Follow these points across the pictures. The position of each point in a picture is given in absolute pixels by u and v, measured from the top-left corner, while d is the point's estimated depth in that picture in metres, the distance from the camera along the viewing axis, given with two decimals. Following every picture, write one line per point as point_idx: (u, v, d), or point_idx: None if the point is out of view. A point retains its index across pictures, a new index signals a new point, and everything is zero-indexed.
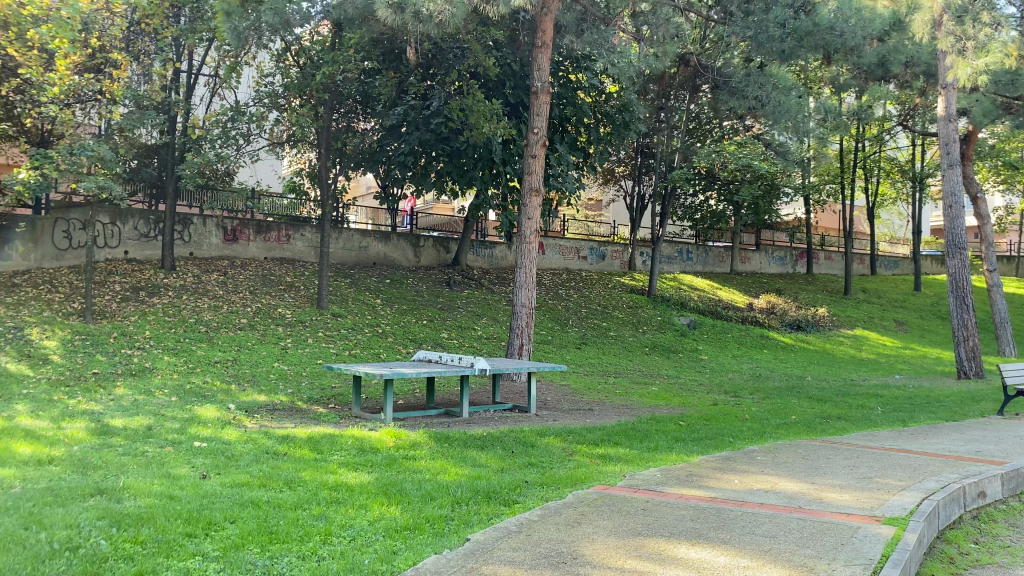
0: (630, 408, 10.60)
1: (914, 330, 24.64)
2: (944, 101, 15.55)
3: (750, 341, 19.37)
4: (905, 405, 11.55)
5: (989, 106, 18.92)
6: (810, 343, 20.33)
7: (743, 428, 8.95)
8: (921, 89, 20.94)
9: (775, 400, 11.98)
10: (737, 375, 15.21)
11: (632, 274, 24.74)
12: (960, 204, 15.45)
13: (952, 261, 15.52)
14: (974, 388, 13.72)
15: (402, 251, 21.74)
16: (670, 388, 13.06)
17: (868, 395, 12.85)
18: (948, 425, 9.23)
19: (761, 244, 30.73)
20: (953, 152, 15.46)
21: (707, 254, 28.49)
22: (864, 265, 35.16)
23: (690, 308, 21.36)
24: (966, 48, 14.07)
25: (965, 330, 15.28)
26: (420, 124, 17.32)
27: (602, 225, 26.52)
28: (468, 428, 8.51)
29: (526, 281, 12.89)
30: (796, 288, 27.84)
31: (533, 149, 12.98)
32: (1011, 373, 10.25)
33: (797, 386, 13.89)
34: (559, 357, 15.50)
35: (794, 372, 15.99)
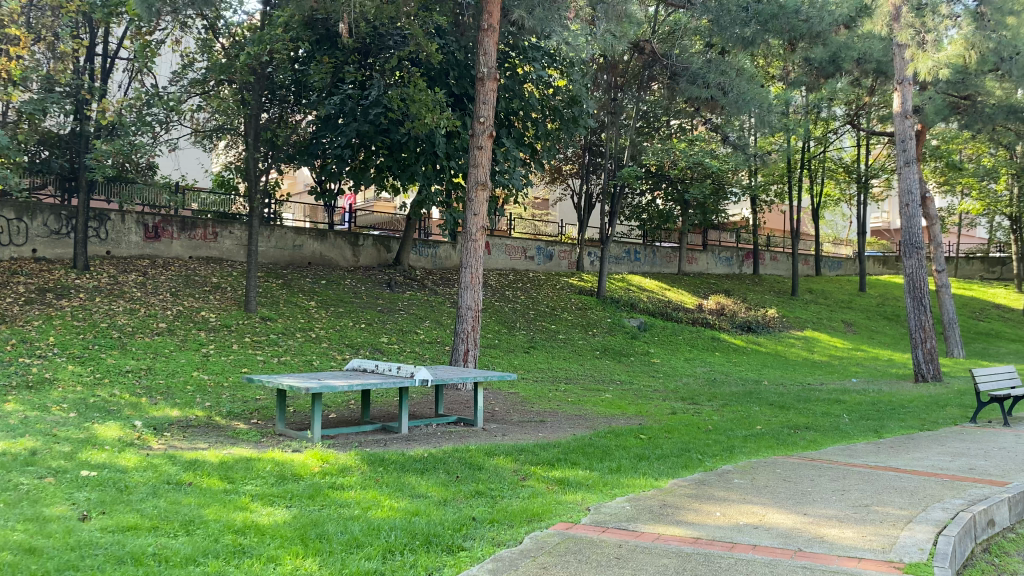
0: (584, 420, 9.72)
1: (862, 331, 24.43)
2: (901, 97, 15.11)
3: (702, 344, 18.74)
4: (871, 412, 10.93)
5: (941, 104, 18.70)
6: (762, 345, 19.83)
7: (711, 442, 8.15)
8: (871, 87, 20.66)
9: (737, 407, 11.26)
10: (692, 379, 14.50)
11: (581, 274, 24.01)
12: (916, 204, 15.07)
13: (909, 261, 15.12)
14: (936, 392, 13.24)
15: (340, 250, 20.58)
16: (624, 395, 12.25)
17: (829, 401, 12.22)
18: (925, 435, 8.60)
19: (708, 244, 30.35)
20: (910, 150, 15.07)
21: (655, 254, 27.92)
22: (808, 266, 35.13)
23: (640, 310, 20.70)
24: (925, 41, 13.64)
25: (922, 332, 14.89)
26: (357, 115, 16.13)
27: (549, 225, 25.77)
28: (407, 448, 7.55)
29: (472, 282, 11.94)
30: (744, 289, 27.48)
31: (479, 140, 12.03)
32: (983, 378, 9.70)
33: (756, 391, 13.25)
34: (506, 363, 14.60)
35: (750, 377, 15.35)
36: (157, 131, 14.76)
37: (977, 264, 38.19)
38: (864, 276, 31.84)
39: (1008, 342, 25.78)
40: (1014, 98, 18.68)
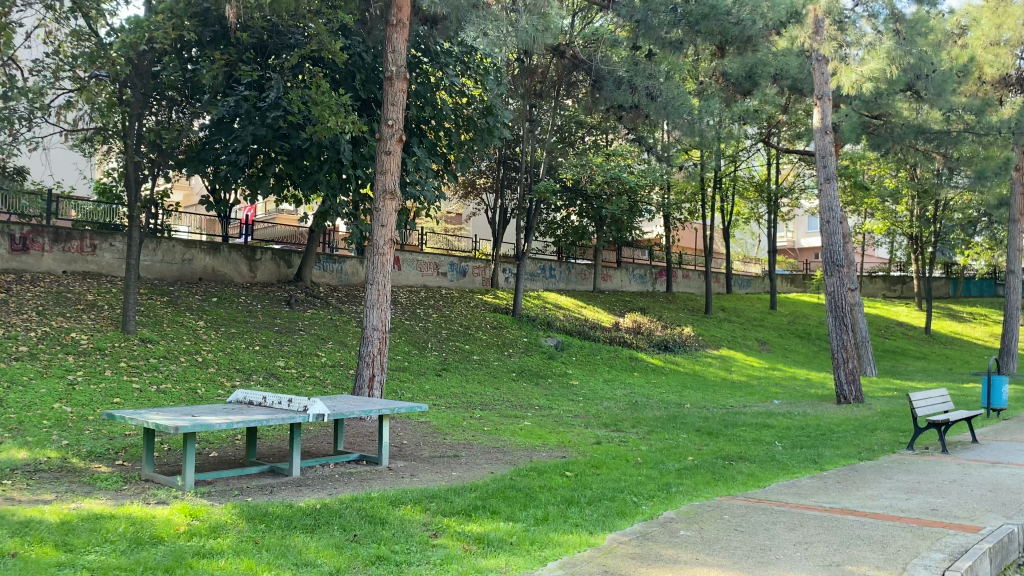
0: (501, 454, 8.76)
1: (776, 349, 24.36)
2: (820, 112, 14.85)
3: (620, 364, 18.07)
4: (802, 438, 10.34)
5: (856, 122, 18.66)
6: (680, 364, 19.33)
7: (644, 481, 7.28)
8: (785, 104, 20.61)
9: (664, 434, 10.51)
10: (613, 402, 13.73)
11: (495, 291, 23.12)
12: (837, 220, 14.84)
13: (830, 279, 14.85)
14: (860, 414, 12.87)
15: (235, 265, 19.08)
16: (544, 423, 11.35)
17: (757, 425, 11.61)
18: (868, 466, 7.99)
19: (622, 262, 29.94)
20: (830, 166, 14.81)
21: (570, 271, 27.31)
22: (719, 284, 35.25)
23: (557, 329, 19.94)
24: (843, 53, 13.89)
25: (844, 351, 14.63)
26: (253, 117, 15.01)
27: (462, 240, 24.85)
28: (297, 497, 6.45)
29: (378, 300, 10.85)
30: (659, 306, 27.14)
31: (387, 145, 10.99)
32: (919, 403, 9.26)
33: (680, 415, 12.57)
34: (417, 387, 13.51)
35: (671, 398, 14.68)
36: (17, 127, 13.16)
37: (878, 283, 39.25)
38: (773, 295, 32.12)
39: (913, 360, 26.27)
40: (923, 119, 18.89)
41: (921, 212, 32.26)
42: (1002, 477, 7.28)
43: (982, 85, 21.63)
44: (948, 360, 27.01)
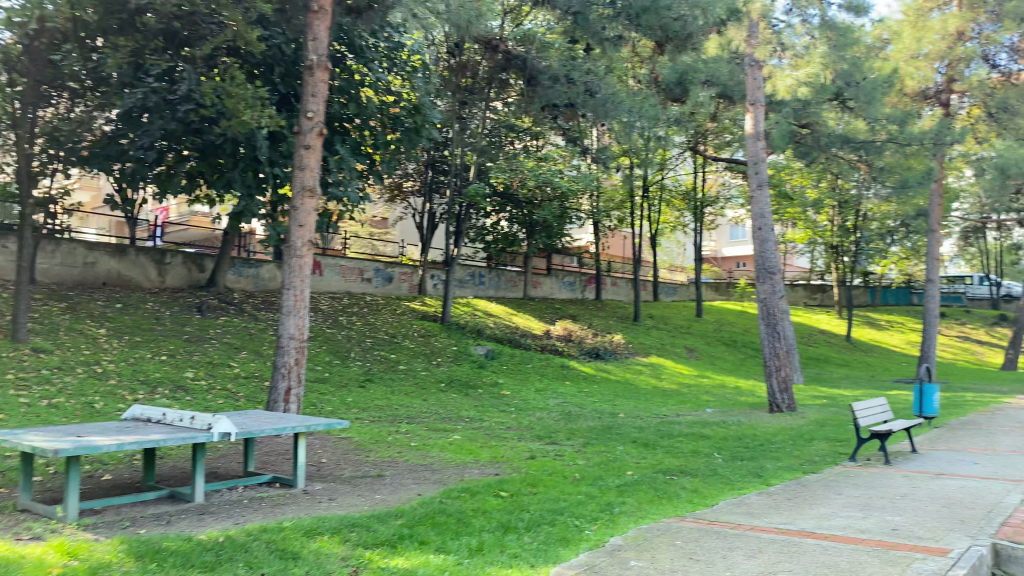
0: (429, 474, 8.11)
1: (704, 357, 24.35)
2: (753, 118, 14.71)
3: (551, 372, 17.60)
4: (741, 449, 9.99)
5: (785, 130, 18.64)
6: (611, 372, 18.97)
7: (585, 500, 6.74)
8: (716, 112, 20.56)
9: (599, 447, 9.99)
10: (545, 413, 13.18)
11: (422, 298, 22.39)
12: (769, 227, 14.71)
13: (762, 286, 14.71)
14: (795, 423, 12.69)
15: (142, 269, 17.88)
16: (474, 436, 10.71)
17: (693, 435, 11.24)
18: (815, 480, 7.66)
19: (551, 269, 29.57)
20: (762, 172, 14.68)
21: (499, 278, 26.77)
22: (647, 292, 35.30)
23: (487, 337, 19.35)
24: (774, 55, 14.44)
25: (777, 359, 14.46)
26: (163, 110, 13.94)
27: (387, 245, 24.05)
28: (196, 529, 5.68)
29: (295, 307, 10.08)
30: (588, 314, 26.84)
31: (307, 139, 10.25)
32: (861, 413, 9.04)
33: (615, 426, 12.10)
34: (338, 400, 12.74)
35: (605, 407, 14.25)
36: None
37: (800, 292, 39.96)
38: (700, 302, 32.29)
39: (836, 367, 26.62)
40: (849, 128, 19.06)
41: (842, 222, 32.94)
42: (951, 489, 7.02)
43: (902, 97, 22.06)
44: (869, 367, 27.56)
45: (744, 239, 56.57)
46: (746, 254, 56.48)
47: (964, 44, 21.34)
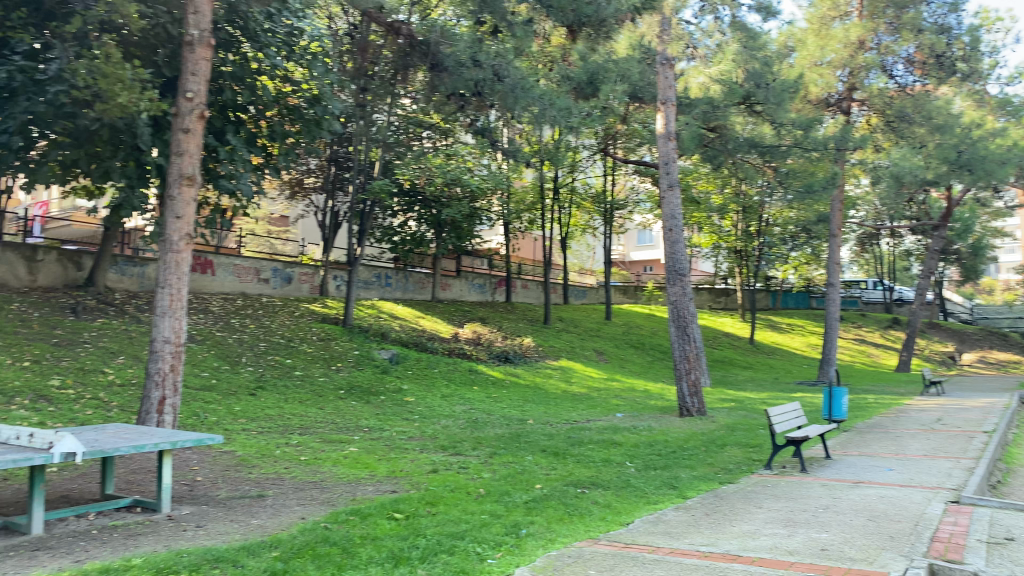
0: (316, 495, 7.30)
1: (614, 360, 24.11)
2: (664, 118, 14.40)
3: (459, 377, 16.89)
4: (654, 455, 9.51)
5: (696, 132, 18.39)
6: (521, 376, 18.36)
7: (489, 522, 6.06)
8: (627, 113, 20.30)
9: (505, 457, 9.32)
10: (450, 421, 12.45)
11: (323, 299, 21.34)
12: (680, 228, 14.40)
13: (672, 288, 14.43)
14: (706, 427, 12.37)
15: (10, 266, 16.25)
16: (372, 449, 9.88)
17: (604, 442, 10.71)
18: (732, 492, 7.21)
19: (460, 270, 28.85)
20: (674, 172, 14.42)
21: (406, 279, 25.89)
22: (558, 295, 35.00)
23: (391, 341, 18.48)
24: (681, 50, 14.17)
25: (687, 363, 14.15)
26: (29, 90, 12.57)
27: (287, 244, 22.87)
28: (25, 571, 4.74)
29: (171, 308, 9.05)
30: (498, 316, 26.22)
31: (186, 121, 9.26)
32: (777, 419, 8.68)
33: (523, 434, 11.48)
34: (224, 410, 11.70)
35: (514, 413, 13.62)
36: None
37: (705, 296, 40.48)
38: (610, 305, 32.20)
39: (741, 369, 26.91)
40: (756, 132, 19.14)
41: (746, 227, 33.45)
42: (872, 500, 6.69)
43: (806, 104, 22.40)
44: (773, 369, 27.99)
45: (651, 243, 57.36)
46: (652, 258, 57.27)
47: (865, 53, 21.88)
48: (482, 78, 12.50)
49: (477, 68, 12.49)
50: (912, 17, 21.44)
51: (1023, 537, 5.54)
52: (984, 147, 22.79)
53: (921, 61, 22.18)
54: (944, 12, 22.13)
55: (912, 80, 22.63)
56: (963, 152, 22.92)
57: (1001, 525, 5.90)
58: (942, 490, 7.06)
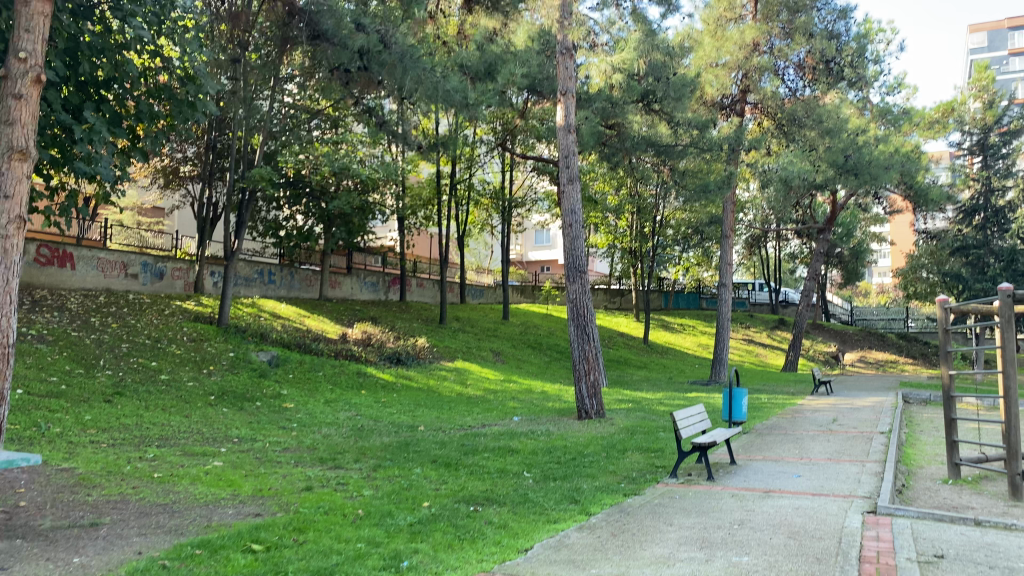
0: (164, 522, 6.22)
1: (511, 361, 23.42)
2: (564, 109, 13.87)
3: (345, 381, 15.78)
4: (553, 463, 8.81)
5: (595, 126, 17.84)
6: (413, 379, 17.39)
7: (365, 553, 5.18)
8: (526, 106, 19.67)
9: (391, 471, 8.40)
10: (333, 429, 11.43)
11: (198, 296, 19.78)
12: (580, 225, 13.80)
13: (572, 286, 13.83)
14: (604, 429, 11.82)
15: None
16: (239, 463, 8.78)
17: (500, 447, 9.94)
18: (638, 505, 6.58)
19: (351, 268, 27.56)
20: (574, 166, 13.84)
21: (291, 276, 24.49)
22: (453, 294, 34.12)
23: (271, 342, 17.19)
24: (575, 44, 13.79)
25: (586, 363, 13.59)
26: None
27: (159, 237, 21.17)
28: None
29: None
30: (390, 316, 25.08)
31: (17, 86, 7.50)
32: (683, 424, 8.05)
33: (412, 442, 10.57)
34: (71, 419, 10.30)
35: (403, 419, 12.68)
36: None
37: (600, 296, 40.47)
38: (506, 305, 31.57)
39: (636, 369, 26.80)
40: (653, 130, 18.93)
41: (640, 228, 33.55)
42: (787, 512, 6.16)
43: (703, 104, 22.41)
44: (667, 369, 28.04)
45: (548, 244, 57.32)
46: (549, 258, 57.23)
47: (760, 55, 22.10)
48: (367, 45, 11.75)
49: (360, 35, 11.67)
50: (805, 21, 21.75)
51: (952, 553, 5.12)
52: (869, 153, 23.31)
53: (812, 66, 22.64)
54: (834, 18, 22.61)
55: (803, 86, 23.03)
56: (851, 157, 23.32)
57: (925, 539, 5.48)
58: (856, 499, 6.66)
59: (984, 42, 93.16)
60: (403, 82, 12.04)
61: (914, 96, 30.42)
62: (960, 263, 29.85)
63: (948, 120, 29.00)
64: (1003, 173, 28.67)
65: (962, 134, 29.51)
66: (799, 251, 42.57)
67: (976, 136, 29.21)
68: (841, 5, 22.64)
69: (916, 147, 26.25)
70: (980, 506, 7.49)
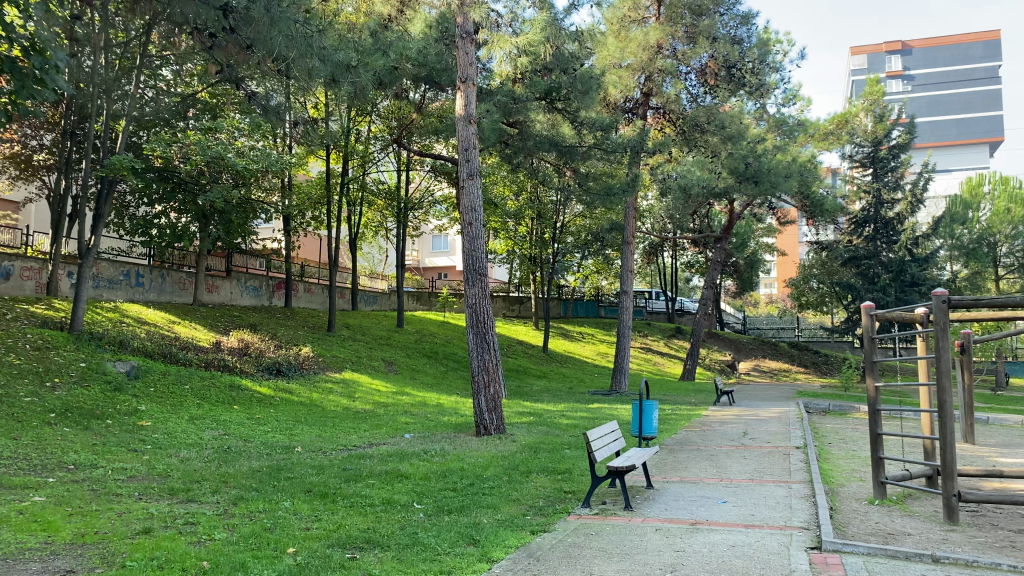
0: None
1: (404, 371, 22.09)
2: (464, 98, 12.81)
3: (214, 396, 14.13)
4: (447, 491, 7.64)
5: (497, 121, 16.74)
6: (293, 392, 15.85)
7: None
8: (423, 99, 18.47)
9: (253, 506, 7.03)
10: (193, 453, 9.91)
11: (49, 300, 17.61)
12: (480, 223, 12.74)
13: (471, 290, 12.70)
14: (503, 446, 10.75)
15: None
16: (65, 499, 7.19)
17: (387, 472, 8.68)
18: (549, 547, 5.51)
19: (231, 270, 25.58)
20: (474, 160, 12.78)
21: (162, 279, 22.41)
22: (344, 300, 32.39)
23: (132, 350, 15.32)
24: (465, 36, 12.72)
25: (486, 374, 12.51)
26: None
27: (5, 232, 18.85)
28: None
29: None
30: (272, 323, 23.28)
31: None
32: (597, 445, 7.02)
33: (286, 467, 9.18)
34: None
35: (278, 439, 11.21)
36: None
37: (499, 303, 39.53)
38: (401, 312, 30.14)
39: (536, 379, 25.95)
40: (554, 131, 18.04)
41: (540, 234, 32.82)
42: (723, 553, 5.22)
43: (607, 106, 21.78)
44: (567, 378, 27.32)
45: (445, 250, 56.14)
46: (447, 265, 56.10)
47: (663, 57, 21.70)
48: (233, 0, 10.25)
49: None
50: (708, 25, 21.58)
51: None
52: (768, 161, 23.03)
53: (713, 71, 22.65)
54: (736, 23, 22.75)
55: (704, 92, 22.95)
56: (751, 164, 23.06)
57: None
58: (795, 532, 5.82)
59: (863, 63, 97.37)
60: (272, 37, 10.42)
61: (807, 108, 30.98)
62: (851, 272, 30.84)
63: (841, 133, 29.43)
64: (892, 185, 29.81)
65: (853, 147, 30.34)
66: (694, 260, 43.01)
67: (866, 148, 30.17)
68: (743, 11, 22.85)
69: (812, 158, 26.53)
70: (916, 531, 6.83)
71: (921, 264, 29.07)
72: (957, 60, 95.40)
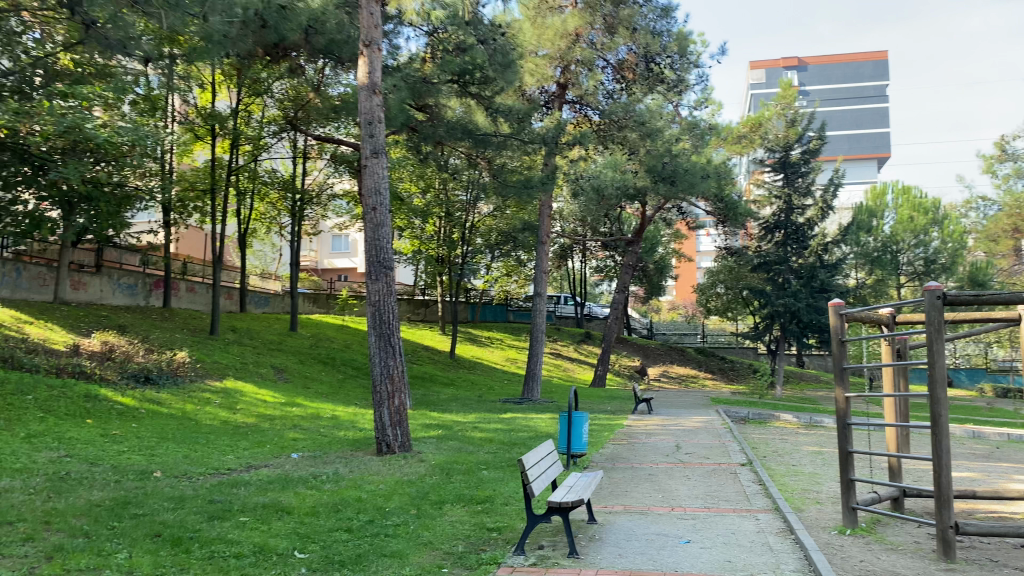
0: None
1: (295, 379, 20.08)
2: (367, 64, 11.21)
3: (63, 409, 11.91)
4: (339, 533, 6.00)
5: (405, 100, 15.10)
6: (163, 404, 13.73)
7: None
8: (321, 75, 16.65)
9: (71, 563, 5.17)
10: (18, 482, 7.87)
11: None
12: (385, 208, 11.10)
13: (373, 285, 11.03)
14: (409, 466, 9.15)
15: None
16: None
17: (266, 505, 6.94)
18: None
19: (100, 265, 22.90)
20: (379, 136, 11.14)
21: (16, 274, 19.67)
22: (232, 301, 29.90)
23: None
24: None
25: (390, 383, 10.86)
26: None
27: None
28: None
29: None
30: (146, 324, 20.83)
31: None
32: (532, 471, 5.57)
33: (134, 500, 7.28)
34: None
35: (135, 462, 9.24)
36: None
37: (402, 306, 37.70)
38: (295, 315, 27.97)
39: (441, 387, 24.35)
40: (467, 118, 16.55)
41: (448, 234, 31.19)
42: None
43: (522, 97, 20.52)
44: (475, 386, 25.77)
45: (346, 251, 53.82)
46: (347, 267, 53.80)
47: (580, 47, 20.57)
48: None
49: None
50: (629, 15, 20.62)
51: None
52: (684, 161, 22.20)
53: (631, 66, 21.70)
54: (658, 15, 21.69)
55: (619, 89, 21.84)
56: (667, 164, 22.23)
57: None
58: None
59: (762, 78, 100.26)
60: None
61: (718, 112, 30.61)
62: (760, 278, 30.62)
63: (753, 137, 29.77)
64: (803, 191, 29.18)
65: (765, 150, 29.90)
66: (602, 265, 42.41)
67: (776, 154, 29.42)
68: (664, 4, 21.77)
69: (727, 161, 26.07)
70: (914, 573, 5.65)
71: (828, 271, 29.99)
72: (848, 78, 99.54)
